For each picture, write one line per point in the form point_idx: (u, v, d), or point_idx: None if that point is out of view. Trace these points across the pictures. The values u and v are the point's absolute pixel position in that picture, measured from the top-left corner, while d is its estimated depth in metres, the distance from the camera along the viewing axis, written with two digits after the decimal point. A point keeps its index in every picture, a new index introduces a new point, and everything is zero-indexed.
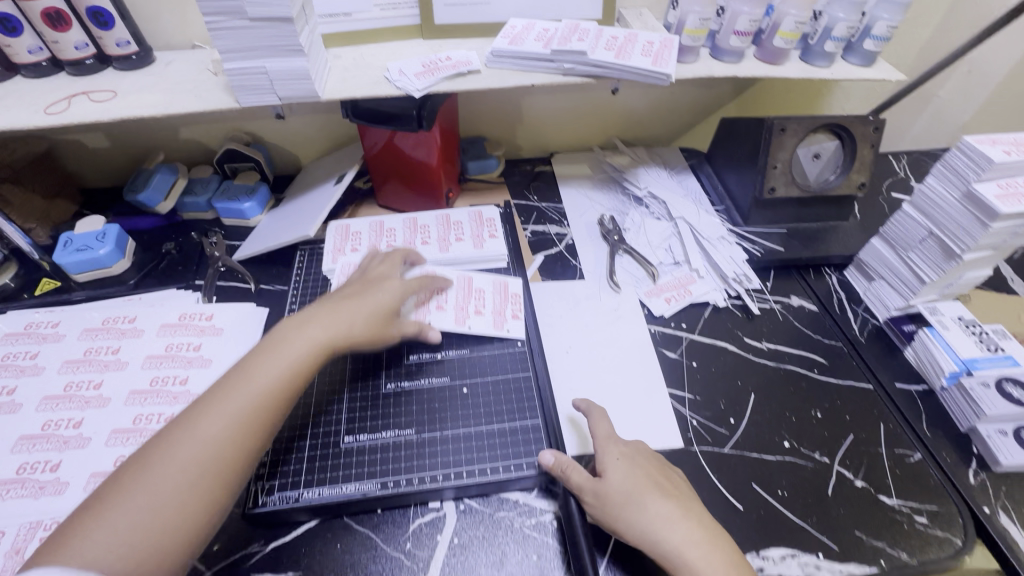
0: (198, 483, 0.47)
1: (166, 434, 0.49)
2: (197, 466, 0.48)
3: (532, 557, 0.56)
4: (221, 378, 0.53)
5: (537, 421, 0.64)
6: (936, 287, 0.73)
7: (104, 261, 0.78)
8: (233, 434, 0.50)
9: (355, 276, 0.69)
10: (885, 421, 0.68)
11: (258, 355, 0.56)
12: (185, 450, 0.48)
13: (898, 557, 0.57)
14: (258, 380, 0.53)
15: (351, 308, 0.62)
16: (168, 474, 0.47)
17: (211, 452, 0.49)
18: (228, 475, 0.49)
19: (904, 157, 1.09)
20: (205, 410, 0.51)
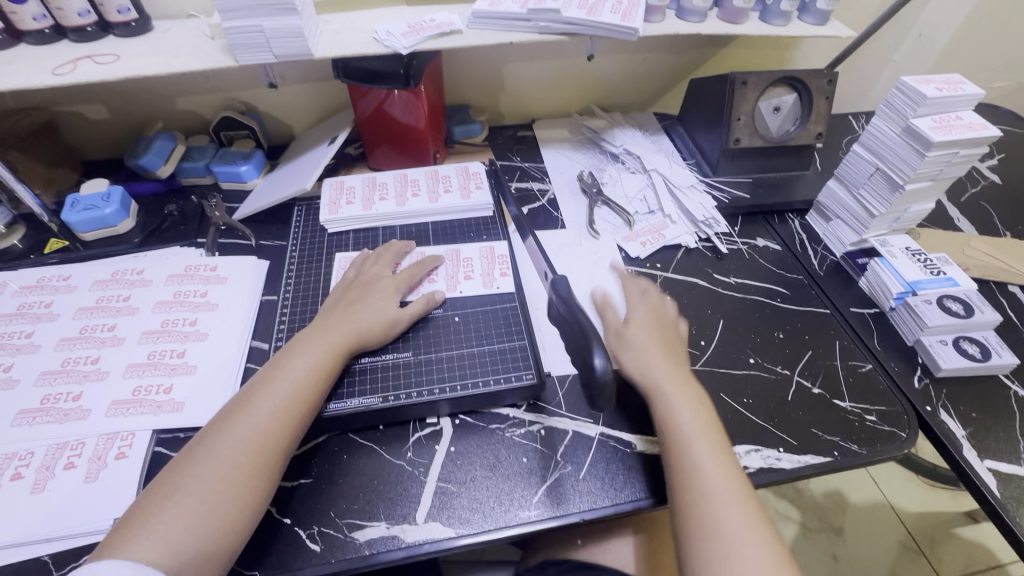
0: (246, 467, 0.53)
1: (214, 428, 0.55)
2: (243, 456, 0.53)
3: (522, 460, 0.62)
4: (259, 380, 0.59)
5: (524, 342, 0.70)
6: (885, 220, 0.80)
7: (110, 220, 0.82)
8: (274, 424, 0.56)
9: (349, 280, 0.73)
10: (840, 339, 0.75)
11: (289, 353, 0.62)
12: (232, 442, 0.54)
13: (850, 449, 0.64)
14: (291, 378, 0.59)
15: (354, 310, 0.67)
16: (218, 462, 0.52)
17: (255, 442, 0.54)
18: (271, 463, 0.54)
19: (862, 117, 1.16)
20: (243, 412, 0.56)
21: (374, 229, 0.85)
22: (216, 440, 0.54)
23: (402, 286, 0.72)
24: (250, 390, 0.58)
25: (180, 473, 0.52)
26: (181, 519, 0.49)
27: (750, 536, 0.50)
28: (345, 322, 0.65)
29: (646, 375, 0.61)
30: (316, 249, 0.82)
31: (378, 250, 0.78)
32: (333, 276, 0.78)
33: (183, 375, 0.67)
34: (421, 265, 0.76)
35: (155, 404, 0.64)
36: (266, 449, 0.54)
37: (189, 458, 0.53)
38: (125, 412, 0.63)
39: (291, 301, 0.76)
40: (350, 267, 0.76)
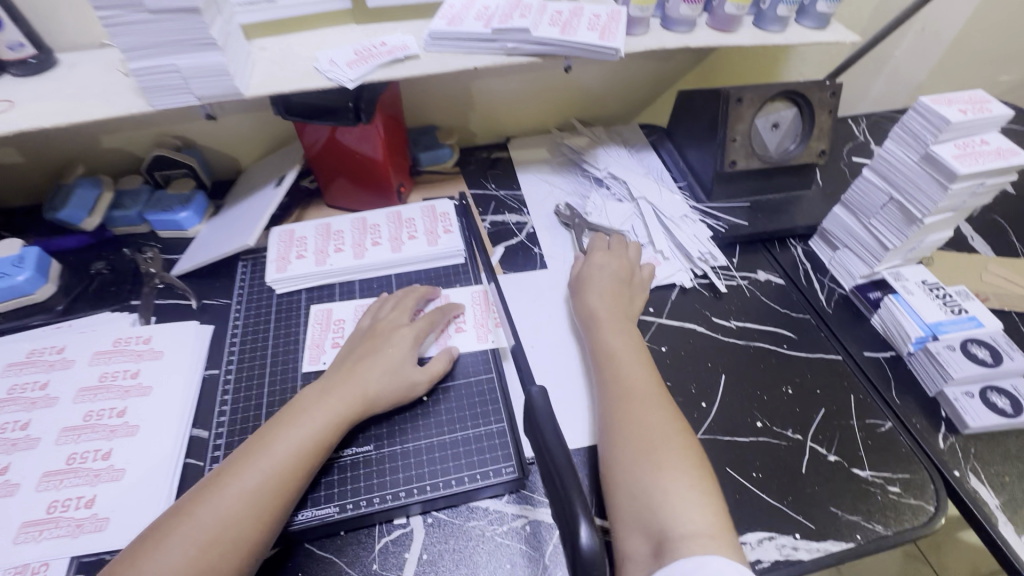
0: (199, 566, 0.46)
1: (179, 510, 0.49)
2: (198, 550, 0.46)
3: (505, 566, 0.54)
4: (237, 455, 0.53)
5: (502, 425, 0.62)
6: (900, 253, 0.72)
7: (25, 288, 0.72)
8: (240, 513, 0.49)
9: (362, 330, 0.66)
10: (855, 392, 0.68)
11: (278, 423, 0.55)
12: (189, 532, 0.47)
13: (874, 530, 0.57)
14: (272, 457, 0.52)
15: (362, 373, 0.59)
16: (170, 557, 0.46)
17: (216, 534, 0.47)
18: (230, 562, 0.47)
19: (862, 121, 1.07)
20: (207, 495, 0.49)
21: (331, 284, 0.75)
22: (176, 527, 0.47)
23: (420, 337, 0.65)
24: (226, 465, 0.52)
25: (128, 565, 0.45)
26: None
27: (666, 430, 0.54)
28: (354, 382, 0.59)
29: (605, 297, 0.69)
30: (264, 313, 0.72)
31: (397, 294, 0.71)
32: (305, 334, 0.70)
33: (108, 482, 0.57)
34: (443, 312, 0.69)
35: (73, 523, 0.55)
36: (225, 542, 0.47)
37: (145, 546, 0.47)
38: (38, 536, 0.53)
39: (235, 378, 0.66)
40: (364, 315, 0.69)
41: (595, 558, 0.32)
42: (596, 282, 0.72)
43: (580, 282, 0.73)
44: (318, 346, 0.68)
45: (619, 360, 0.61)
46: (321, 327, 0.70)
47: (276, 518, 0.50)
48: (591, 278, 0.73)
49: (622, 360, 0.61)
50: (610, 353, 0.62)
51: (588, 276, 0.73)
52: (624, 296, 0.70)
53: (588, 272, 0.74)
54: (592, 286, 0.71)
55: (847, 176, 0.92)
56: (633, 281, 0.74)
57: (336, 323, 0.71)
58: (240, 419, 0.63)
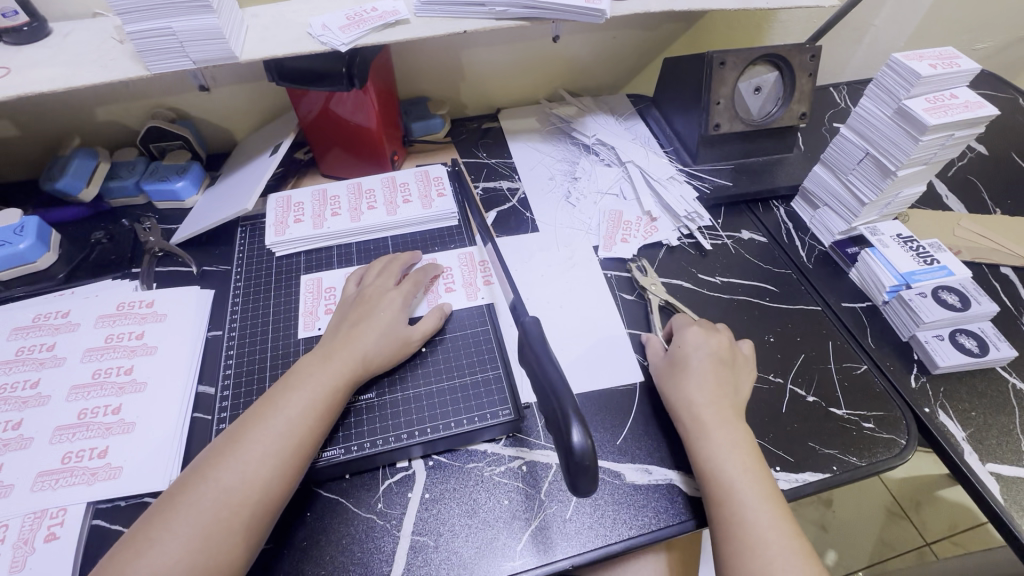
0: (233, 526, 0.49)
1: (197, 471, 0.51)
2: (230, 512, 0.49)
3: (503, 502, 0.57)
4: (251, 414, 0.55)
5: (498, 372, 0.64)
6: (875, 207, 0.75)
7: (27, 256, 0.73)
8: (263, 472, 0.51)
9: (350, 298, 0.68)
10: (833, 338, 0.71)
11: (284, 385, 0.58)
12: (216, 491, 0.50)
13: (848, 461, 0.60)
14: (283, 417, 0.54)
15: (358, 338, 0.61)
16: (202, 517, 0.48)
17: (243, 494, 0.50)
18: (260, 516, 0.50)
19: (844, 88, 1.10)
20: (226, 456, 0.52)
21: (328, 248, 0.78)
22: (201, 489, 0.50)
23: (408, 298, 0.67)
24: (238, 428, 0.54)
25: (159, 528, 0.48)
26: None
27: (765, 523, 0.50)
28: (349, 348, 0.60)
29: (704, 376, 0.60)
30: (264, 276, 0.74)
31: (382, 260, 0.72)
32: (297, 302, 0.71)
33: (119, 435, 0.60)
34: (425, 271, 0.71)
35: (88, 472, 0.57)
36: (252, 500, 0.50)
37: (168, 509, 0.49)
38: (54, 485, 0.56)
39: (238, 337, 0.68)
40: (350, 282, 0.70)
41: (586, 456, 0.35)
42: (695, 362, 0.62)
43: (671, 367, 0.63)
44: (312, 313, 0.70)
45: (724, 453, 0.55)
46: (312, 295, 0.72)
47: (296, 473, 0.53)
48: (681, 356, 0.63)
49: (721, 460, 0.54)
50: (698, 424, 0.57)
51: (680, 359, 0.63)
52: (721, 373, 0.61)
53: (681, 354, 0.63)
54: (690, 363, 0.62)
55: (827, 139, 0.95)
56: (736, 361, 0.64)
57: (327, 290, 0.72)
58: (245, 374, 0.65)
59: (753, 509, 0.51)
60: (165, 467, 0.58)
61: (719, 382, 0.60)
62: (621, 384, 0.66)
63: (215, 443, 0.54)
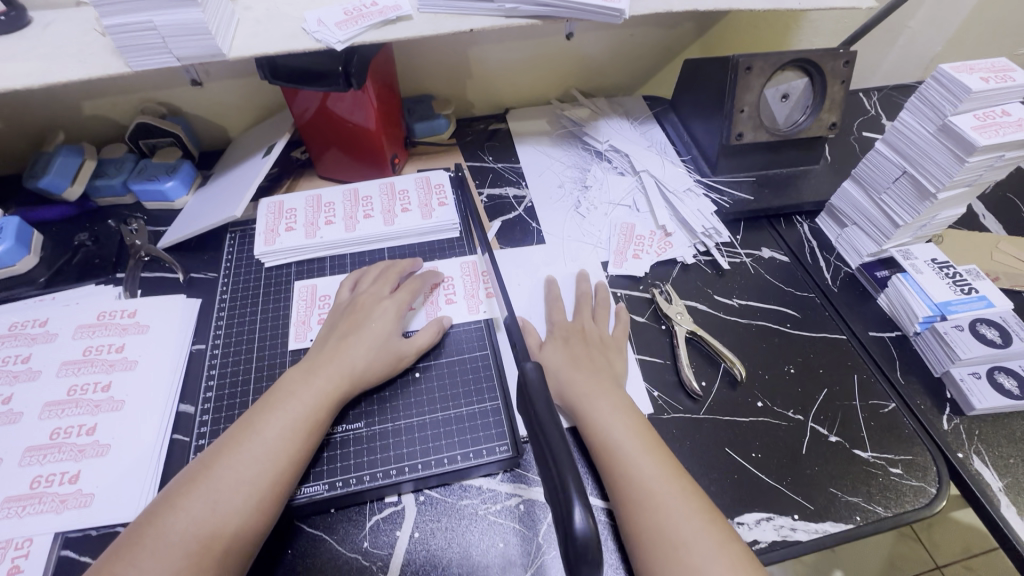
0: (205, 564, 0.44)
1: (169, 500, 0.47)
2: (203, 547, 0.45)
3: (498, 545, 0.53)
4: (226, 439, 0.51)
5: (497, 402, 0.60)
6: (910, 229, 0.70)
7: (6, 259, 0.70)
8: (239, 503, 0.47)
9: (343, 304, 0.64)
10: (858, 371, 0.66)
11: (264, 406, 0.54)
12: (186, 527, 0.45)
13: (874, 511, 0.56)
14: (263, 441, 0.50)
15: (347, 351, 0.58)
16: (172, 553, 0.44)
17: (219, 527, 0.46)
18: (236, 553, 0.46)
19: (874, 95, 1.04)
20: (196, 486, 0.47)
21: (322, 258, 0.73)
22: (173, 521, 0.45)
23: (403, 308, 0.64)
24: (213, 453, 0.50)
25: (121, 567, 0.43)
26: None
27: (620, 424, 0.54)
28: (337, 363, 0.57)
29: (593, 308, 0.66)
30: (253, 287, 0.70)
31: (378, 267, 0.68)
32: (289, 309, 0.68)
33: (93, 458, 0.56)
34: (422, 280, 0.67)
35: (57, 499, 0.53)
36: (226, 535, 0.46)
37: (135, 543, 0.44)
38: (21, 512, 0.52)
39: (222, 352, 0.64)
40: (343, 287, 0.66)
41: (588, 543, 0.29)
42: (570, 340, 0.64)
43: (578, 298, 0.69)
44: (305, 322, 0.66)
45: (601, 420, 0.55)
46: (306, 303, 0.68)
47: (277, 504, 0.49)
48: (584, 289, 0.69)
49: (608, 432, 0.54)
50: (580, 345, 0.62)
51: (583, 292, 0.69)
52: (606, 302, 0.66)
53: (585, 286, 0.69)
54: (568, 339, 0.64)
55: (856, 151, 0.89)
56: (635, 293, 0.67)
57: (322, 299, 0.68)
58: (229, 394, 0.61)
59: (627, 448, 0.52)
60: (139, 495, 0.54)
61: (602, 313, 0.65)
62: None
63: (187, 469, 0.50)
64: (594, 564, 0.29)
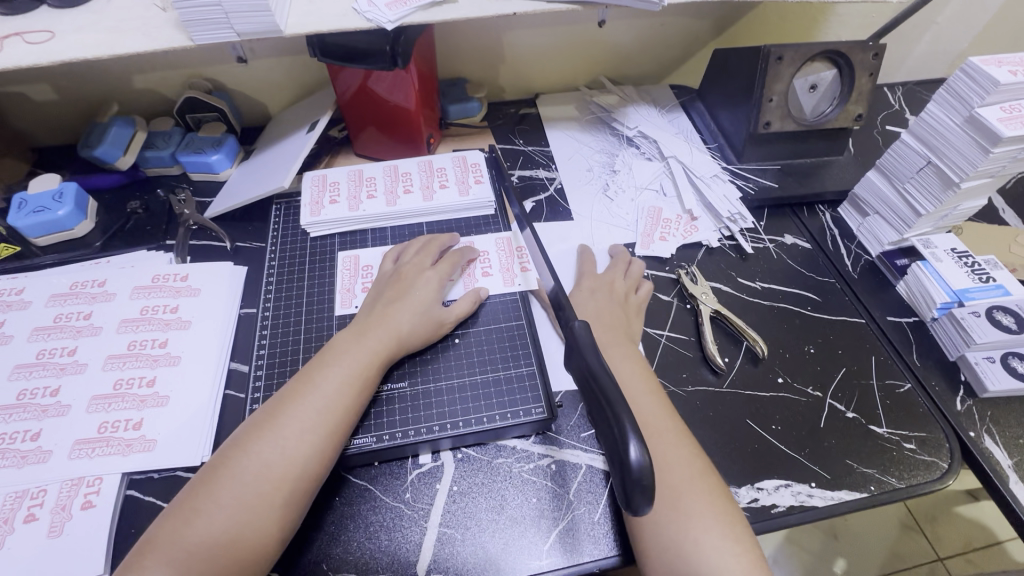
0: (272, 502, 0.49)
1: (239, 443, 0.52)
2: (271, 486, 0.49)
3: (531, 500, 0.56)
4: (289, 391, 0.55)
5: (531, 368, 0.64)
6: (931, 219, 0.72)
7: (65, 223, 0.74)
8: (303, 450, 0.51)
9: (387, 274, 0.68)
10: (876, 353, 0.69)
11: (320, 361, 0.58)
12: (256, 468, 0.50)
13: (887, 482, 0.59)
14: (320, 392, 0.55)
15: (395, 315, 0.62)
16: (244, 490, 0.49)
17: (284, 469, 0.50)
18: (299, 494, 0.50)
19: (898, 89, 1.05)
20: (264, 432, 0.52)
21: (362, 231, 0.77)
22: (244, 461, 0.50)
23: (444, 279, 0.67)
24: (275, 403, 0.54)
25: (204, 500, 0.48)
26: (202, 551, 0.46)
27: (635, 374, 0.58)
28: (384, 325, 0.61)
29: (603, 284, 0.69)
30: (297, 257, 0.74)
31: (419, 240, 0.71)
32: (334, 279, 0.71)
33: (153, 408, 0.60)
34: (463, 254, 0.70)
35: (123, 443, 0.57)
36: (292, 478, 0.50)
37: (212, 478, 0.50)
38: (91, 453, 0.56)
39: (271, 316, 0.68)
40: (386, 258, 0.70)
41: (644, 472, 0.33)
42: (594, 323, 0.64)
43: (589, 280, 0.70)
44: (349, 291, 0.70)
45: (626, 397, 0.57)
46: (350, 272, 0.72)
47: (334, 452, 0.53)
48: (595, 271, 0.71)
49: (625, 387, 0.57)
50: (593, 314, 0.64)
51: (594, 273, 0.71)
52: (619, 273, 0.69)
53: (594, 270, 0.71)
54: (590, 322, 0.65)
55: (880, 144, 0.91)
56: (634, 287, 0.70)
57: (365, 268, 0.72)
58: (278, 355, 0.65)
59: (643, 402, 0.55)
60: (198, 442, 0.58)
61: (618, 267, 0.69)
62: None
63: (255, 416, 0.54)
64: (648, 492, 0.32)
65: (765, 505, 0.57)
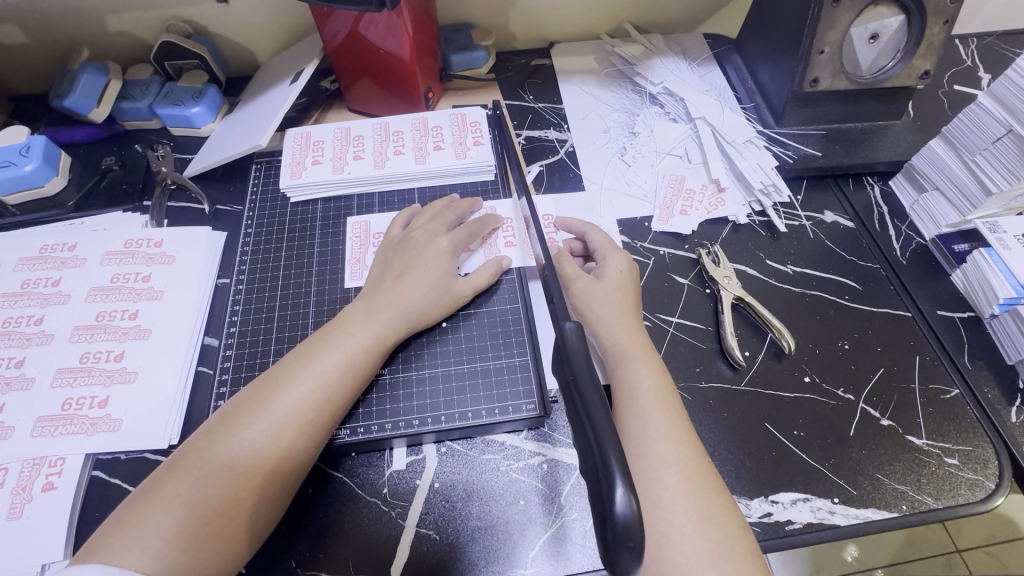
0: (252, 491, 0.44)
1: (225, 423, 0.47)
2: (261, 476, 0.45)
3: (518, 502, 0.52)
4: (279, 370, 0.50)
5: (526, 359, 0.58)
6: (1003, 198, 0.61)
7: (34, 180, 0.69)
8: (291, 436, 0.46)
9: (396, 239, 0.61)
10: (921, 353, 0.60)
11: (319, 337, 0.52)
12: (236, 452, 0.45)
13: (920, 501, 0.52)
14: (318, 376, 0.49)
15: (404, 290, 0.55)
16: (224, 476, 0.44)
17: (277, 459, 0.46)
18: (284, 486, 0.46)
19: (973, 42, 0.90)
20: (250, 412, 0.47)
21: (349, 196, 0.70)
22: (233, 445, 0.45)
23: (459, 247, 0.60)
24: (266, 381, 0.49)
25: (179, 480, 0.44)
26: (180, 541, 0.41)
27: (638, 374, 0.51)
28: (394, 303, 0.54)
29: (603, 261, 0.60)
30: (277, 222, 0.68)
31: (437, 204, 0.64)
32: (343, 247, 0.65)
33: (121, 384, 0.56)
34: (483, 224, 0.63)
35: (87, 422, 0.54)
36: (278, 465, 0.45)
37: (195, 459, 0.45)
38: (54, 432, 0.53)
39: (246, 288, 0.63)
40: (397, 222, 0.64)
41: (630, 525, 0.29)
42: (602, 310, 0.55)
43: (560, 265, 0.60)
44: (359, 261, 0.64)
45: (636, 402, 0.49)
46: (360, 240, 0.66)
47: (322, 441, 0.48)
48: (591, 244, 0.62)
49: (630, 388, 0.50)
50: (600, 298, 0.56)
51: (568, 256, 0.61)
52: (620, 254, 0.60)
53: (561, 257, 0.61)
54: (597, 308, 0.56)
55: (946, 107, 0.79)
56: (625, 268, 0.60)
57: (376, 236, 0.66)
58: (252, 331, 0.60)
59: (647, 407, 0.49)
60: (164, 424, 0.55)
61: (610, 246, 0.61)
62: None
63: (244, 393, 0.49)
64: (633, 544, 0.29)
65: (778, 520, 0.51)
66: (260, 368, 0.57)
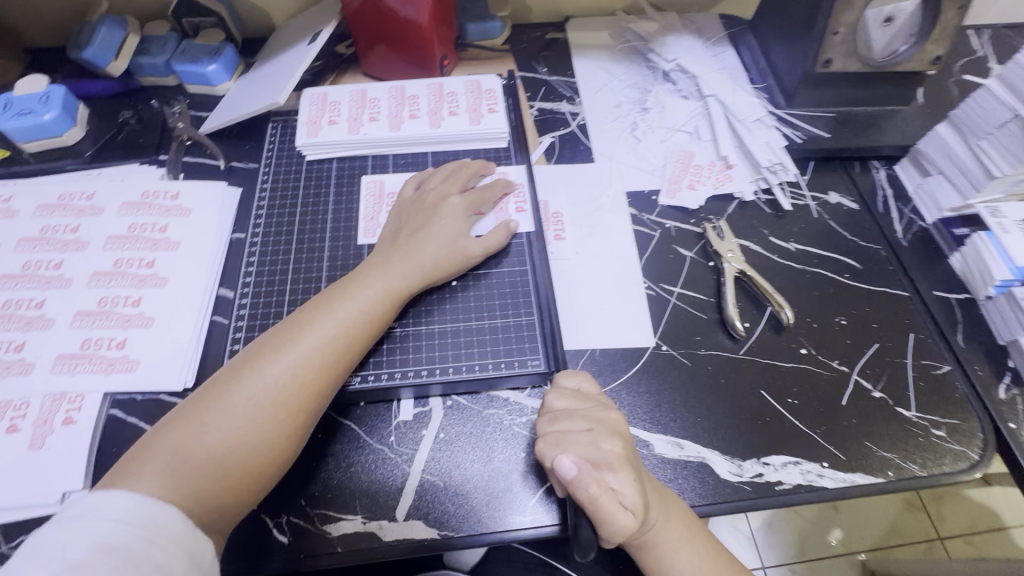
0: (273, 426, 0.46)
1: (248, 361, 0.48)
2: (282, 414, 0.47)
3: (520, 454, 0.54)
4: (300, 315, 0.52)
5: (532, 319, 0.60)
6: (1005, 183, 0.62)
7: (52, 129, 0.70)
8: (310, 377, 0.48)
9: (409, 200, 0.63)
10: (916, 331, 0.62)
11: (339, 287, 0.54)
12: (257, 388, 0.47)
13: (906, 469, 0.54)
14: (337, 322, 0.51)
15: (418, 247, 0.57)
16: (246, 410, 0.46)
17: (297, 399, 0.47)
18: (302, 425, 0.48)
19: (986, 32, 0.90)
20: (273, 352, 0.49)
21: (363, 157, 0.71)
22: (255, 382, 0.47)
23: (471, 210, 0.62)
24: (288, 324, 0.51)
25: (204, 411, 0.46)
26: (204, 467, 0.44)
27: None
28: (407, 259, 0.56)
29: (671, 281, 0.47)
30: (291, 180, 0.69)
31: (450, 166, 0.65)
32: (357, 205, 0.67)
33: (138, 328, 0.58)
34: (494, 190, 0.64)
35: (106, 361, 0.56)
36: (298, 404, 0.47)
37: (218, 391, 0.47)
38: (73, 369, 0.55)
39: (260, 242, 0.64)
40: (409, 184, 0.65)
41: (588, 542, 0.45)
42: None
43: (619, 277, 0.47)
44: (373, 219, 0.66)
45: None
46: (374, 199, 0.67)
47: (338, 385, 0.50)
48: None
49: None
50: None
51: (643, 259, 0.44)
52: None
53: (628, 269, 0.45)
54: None
55: (954, 95, 0.79)
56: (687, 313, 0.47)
57: (390, 196, 0.67)
58: (266, 283, 0.61)
59: None
60: (180, 367, 0.56)
61: None
62: (650, 344, 0.61)
63: (267, 334, 0.51)
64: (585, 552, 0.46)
65: (769, 481, 0.53)
66: (273, 318, 0.59)
